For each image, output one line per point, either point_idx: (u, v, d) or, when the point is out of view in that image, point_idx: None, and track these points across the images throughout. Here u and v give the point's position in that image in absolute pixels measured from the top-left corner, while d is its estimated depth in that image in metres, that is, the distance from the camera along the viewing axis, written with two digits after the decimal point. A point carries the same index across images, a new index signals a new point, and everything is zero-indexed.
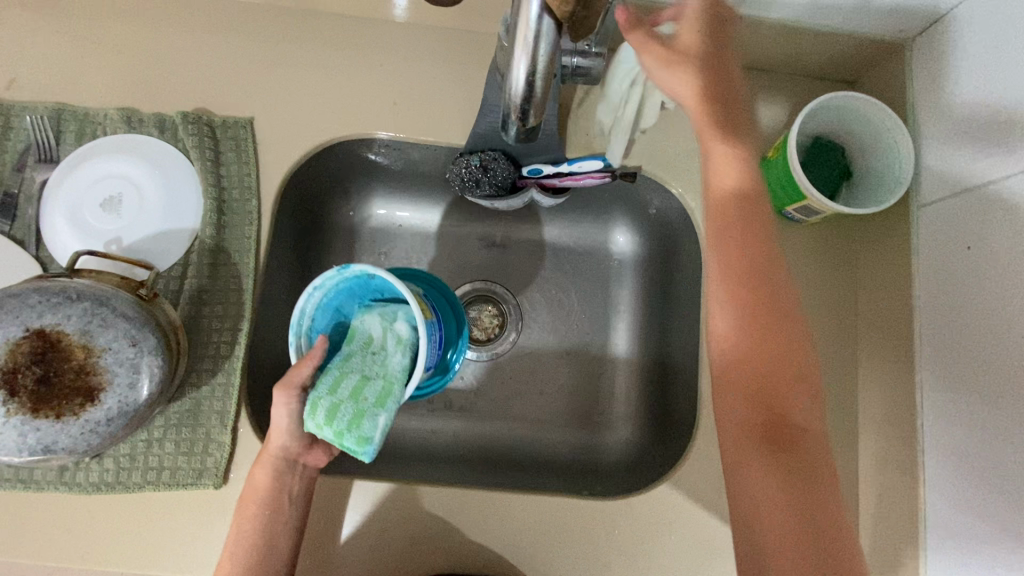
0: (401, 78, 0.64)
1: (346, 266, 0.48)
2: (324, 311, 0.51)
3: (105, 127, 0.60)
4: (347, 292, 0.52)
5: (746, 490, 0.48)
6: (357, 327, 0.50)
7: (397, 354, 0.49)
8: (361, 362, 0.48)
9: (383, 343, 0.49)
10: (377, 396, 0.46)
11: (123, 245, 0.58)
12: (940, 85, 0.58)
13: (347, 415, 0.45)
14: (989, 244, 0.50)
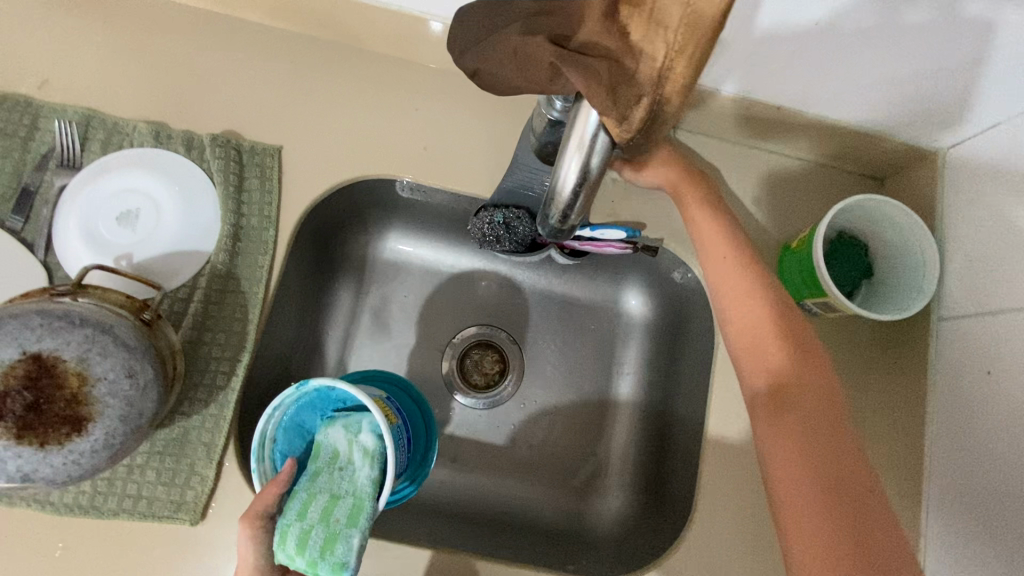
0: (434, 124, 0.64)
1: (304, 382, 0.49)
2: (286, 428, 0.51)
3: (132, 139, 0.60)
4: (308, 406, 0.51)
5: (799, 516, 0.45)
6: (321, 442, 0.49)
7: (365, 468, 0.48)
8: (328, 481, 0.47)
9: (349, 456, 0.48)
10: (348, 516, 0.45)
11: (132, 261, 0.57)
12: (969, 198, 0.58)
13: (318, 541, 0.43)
14: (1009, 371, 0.49)
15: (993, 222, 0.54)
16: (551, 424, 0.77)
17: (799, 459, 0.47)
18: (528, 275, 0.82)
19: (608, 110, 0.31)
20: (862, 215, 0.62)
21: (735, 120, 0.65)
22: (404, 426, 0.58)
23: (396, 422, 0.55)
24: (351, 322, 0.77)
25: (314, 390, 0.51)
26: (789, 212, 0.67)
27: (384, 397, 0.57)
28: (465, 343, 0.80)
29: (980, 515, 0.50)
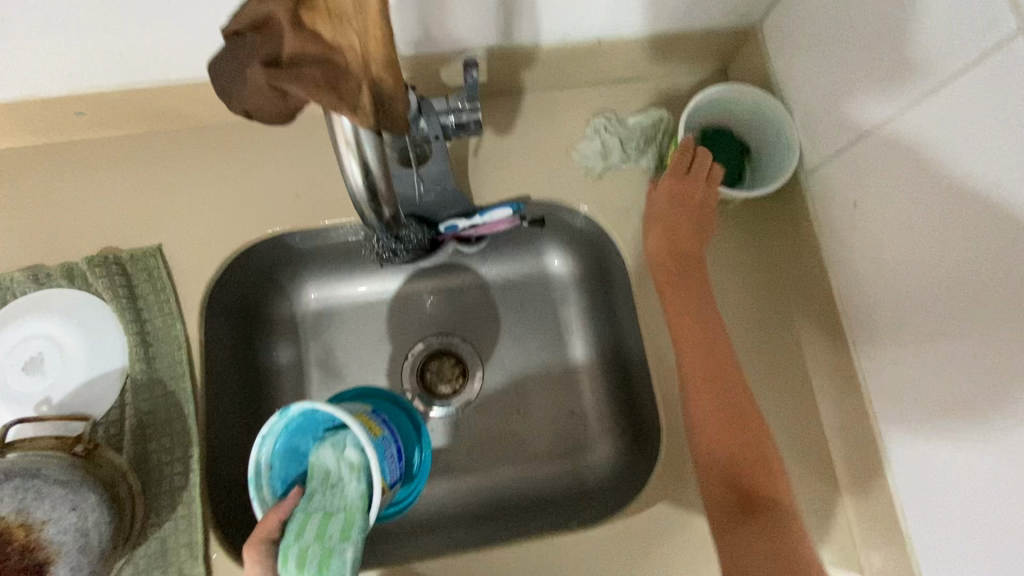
0: (298, 170, 0.66)
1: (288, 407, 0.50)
2: (281, 455, 0.53)
3: (13, 290, 0.60)
4: (298, 430, 0.53)
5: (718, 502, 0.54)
6: (313, 463, 0.51)
7: (353, 482, 0.50)
8: (321, 500, 0.49)
9: (339, 473, 0.50)
10: (342, 530, 0.47)
11: (54, 403, 0.57)
12: (794, 58, 0.61)
13: (316, 557, 0.44)
14: (869, 200, 0.53)
15: (819, 71, 0.57)
16: (524, 402, 0.80)
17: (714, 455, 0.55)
18: (453, 274, 0.83)
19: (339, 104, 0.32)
20: (714, 108, 0.66)
21: (573, 66, 0.67)
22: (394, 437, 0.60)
23: (381, 435, 0.57)
24: (302, 382, 0.78)
25: (300, 416, 0.53)
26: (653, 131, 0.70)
27: (368, 412, 0.59)
28: (419, 358, 0.82)
29: (888, 337, 0.52)
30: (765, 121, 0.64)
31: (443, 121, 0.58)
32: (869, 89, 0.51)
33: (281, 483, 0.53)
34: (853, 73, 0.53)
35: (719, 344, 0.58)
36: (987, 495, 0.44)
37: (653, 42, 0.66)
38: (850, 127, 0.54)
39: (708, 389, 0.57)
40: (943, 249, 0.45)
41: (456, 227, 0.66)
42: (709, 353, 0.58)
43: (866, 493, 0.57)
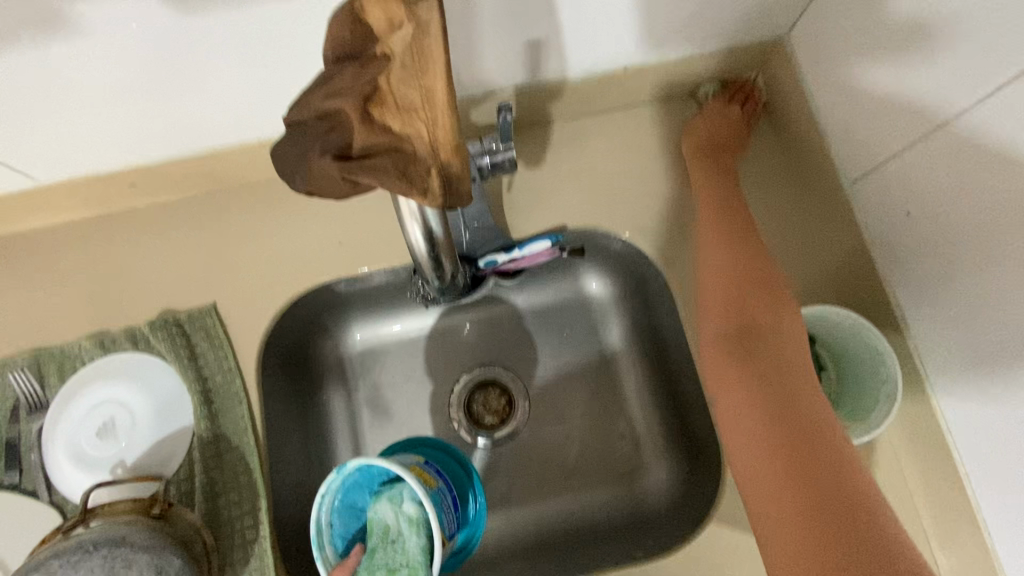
0: (340, 219, 0.68)
1: (342, 467, 0.51)
2: (340, 512, 0.54)
3: (82, 358, 0.63)
4: (355, 485, 0.55)
5: (744, 454, 0.52)
6: (372, 519, 0.52)
7: (413, 537, 0.51)
8: (384, 556, 0.50)
9: (398, 528, 0.51)
10: None
11: (127, 465, 0.59)
12: (825, 67, 0.60)
13: None
14: (925, 207, 0.51)
15: (854, 79, 0.56)
16: (573, 428, 0.79)
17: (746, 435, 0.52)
18: (495, 305, 0.84)
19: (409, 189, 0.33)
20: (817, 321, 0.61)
21: (599, 94, 0.68)
22: (447, 490, 0.61)
23: (433, 487, 0.58)
24: (355, 422, 0.79)
25: (355, 471, 0.54)
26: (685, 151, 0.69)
27: (420, 464, 0.60)
28: (466, 390, 0.82)
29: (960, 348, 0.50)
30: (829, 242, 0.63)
31: (478, 162, 0.59)
32: (909, 98, 0.50)
33: (342, 541, 0.53)
34: (893, 80, 0.51)
35: (773, 332, 0.57)
36: None
37: (681, 62, 0.66)
38: (896, 134, 0.53)
39: (752, 372, 0.55)
40: (1016, 259, 0.43)
41: (495, 262, 0.66)
42: (744, 371, 0.56)
43: (950, 510, 0.55)
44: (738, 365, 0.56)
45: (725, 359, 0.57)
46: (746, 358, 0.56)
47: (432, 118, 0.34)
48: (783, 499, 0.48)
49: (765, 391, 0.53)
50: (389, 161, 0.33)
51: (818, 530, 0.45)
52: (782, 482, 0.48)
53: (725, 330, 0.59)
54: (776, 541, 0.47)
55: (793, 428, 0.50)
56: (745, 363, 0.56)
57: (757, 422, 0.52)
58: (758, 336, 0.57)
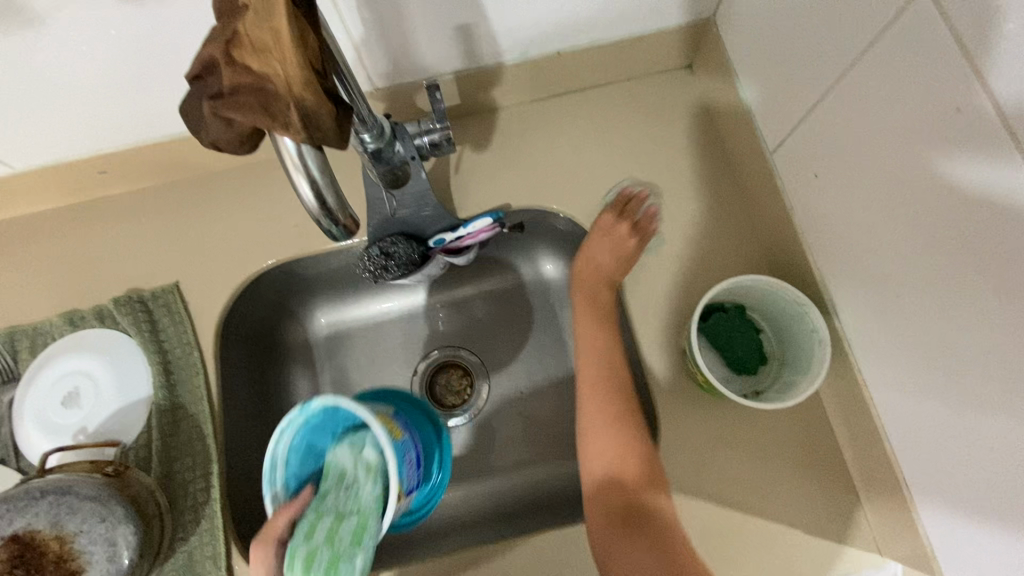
0: (293, 203, 0.71)
1: (308, 403, 0.52)
2: (299, 451, 0.55)
3: (52, 334, 0.67)
4: (318, 429, 0.56)
5: (608, 544, 0.53)
6: (330, 463, 0.54)
7: (369, 484, 0.53)
8: (335, 500, 0.51)
9: (355, 473, 0.53)
10: (352, 533, 0.49)
11: (89, 432, 0.63)
12: (745, 45, 0.63)
13: (324, 562, 0.46)
14: (829, 168, 0.53)
15: (768, 52, 0.59)
16: (529, 407, 0.82)
17: (603, 451, 0.57)
18: (455, 288, 0.87)
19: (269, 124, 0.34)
20: (745, 291, 0.61)
21: (539, 80, 0.72)
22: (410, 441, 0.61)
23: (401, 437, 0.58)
24: None
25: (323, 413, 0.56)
26: (623, 133, 0.73)
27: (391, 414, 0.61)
28: (428, 372, 0.85)
29: (867, 303, 0.52)
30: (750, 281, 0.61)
31: (417, 142, 0.63)
32: (808, 64, 0.53)
33: (295, 481, 0.55)
34: (795, 49, 0.54)
35: (619, 391, 0.60)
36: (986, 454, 0.42)
37: (614, 47, 0.70)
38: (802, 100, 0.55)
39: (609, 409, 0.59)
40: (900, 205, 0.45)
41: (443, 240, 0.69)
42: (620, 423, 0.58)
43: (874, 467, 0.56)
44: (611, 398, 0.59)
45: (593, 375, 0.61)
46: (615, 421, 0.58)
47: (281, 56, 0.34)
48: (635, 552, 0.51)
49: (629, 465, 0.55)
50: (251, 99, 0.35)
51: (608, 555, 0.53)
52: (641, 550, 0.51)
53: (597, 375, 0.61)
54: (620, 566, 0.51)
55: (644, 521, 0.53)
56: (601, 405, 0.59)
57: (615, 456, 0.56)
58: (619, 391, 0.60)
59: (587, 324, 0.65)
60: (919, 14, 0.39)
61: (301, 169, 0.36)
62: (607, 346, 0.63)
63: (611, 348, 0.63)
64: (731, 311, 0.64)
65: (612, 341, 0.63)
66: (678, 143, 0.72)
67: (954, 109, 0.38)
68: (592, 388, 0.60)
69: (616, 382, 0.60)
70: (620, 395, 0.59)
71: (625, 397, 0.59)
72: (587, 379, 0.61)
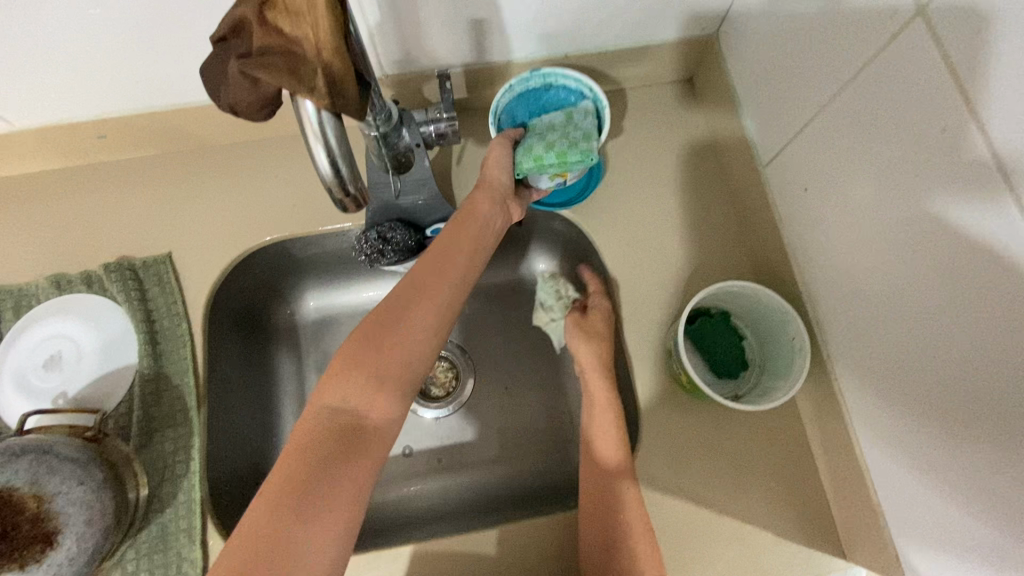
0: (294, 182, 0.72)
1: (536, 69, 0.67)
2: (517, 97, 0.69)
3: (37, 296, 0.66)
4: (524, 100, 0.70)
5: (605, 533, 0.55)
6: (540, 122, 0.67)
7: (587, 118, 0.65)
8: (559, 131, 0.64)
9: (573, 116, 0.66)
10: (579, 150, 0.63)
11: (69, 397, 0.62)
12: (746, 61, 0.66)
13: (558, 151, 0.63)
14: (818, 183, 0.56)
15: (768, 69, 0.62)
16: (512, 402, 0.82)
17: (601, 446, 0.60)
18: None
19: (295, 87, 0.35)
20: (732, 296, 0.63)
21: None
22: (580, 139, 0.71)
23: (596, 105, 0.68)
24: (302, 386, 0.82)
25: (528, 89, 0.69)
26: (623, 139, 0.75)
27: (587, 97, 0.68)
28: None
29: (847, 312, 0.54)
30: (741, 293, 0.62)
31: (423, 130, 0.65)
32: (805, 82, 0.56)
33: (507, 119, 0.70)
34: (793, 68, 0.57)
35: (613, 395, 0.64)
36: (951, 460, 0.44)
37: (620, 54, 0.72)
38: (796, 117, 0.58)
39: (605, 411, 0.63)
40: (885, 218, 0.48)
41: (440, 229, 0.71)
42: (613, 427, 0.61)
43: (846, 473, 0.58)
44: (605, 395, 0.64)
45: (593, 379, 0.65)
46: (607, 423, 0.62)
47: (314, 23, 0.36)
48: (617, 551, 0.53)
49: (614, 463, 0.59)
50: (280, 61, 0.36)
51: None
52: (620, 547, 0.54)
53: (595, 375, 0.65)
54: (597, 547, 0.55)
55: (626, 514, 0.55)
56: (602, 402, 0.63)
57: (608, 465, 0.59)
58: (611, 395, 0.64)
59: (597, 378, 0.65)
60: (912, 39, 0.42)
61: (320, 138, 0.37)
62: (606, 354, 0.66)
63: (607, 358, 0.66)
64: (718, 317, 0.66)
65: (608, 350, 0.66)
66: (676, 152, 0.74)
67: (941, 128, 0.41)
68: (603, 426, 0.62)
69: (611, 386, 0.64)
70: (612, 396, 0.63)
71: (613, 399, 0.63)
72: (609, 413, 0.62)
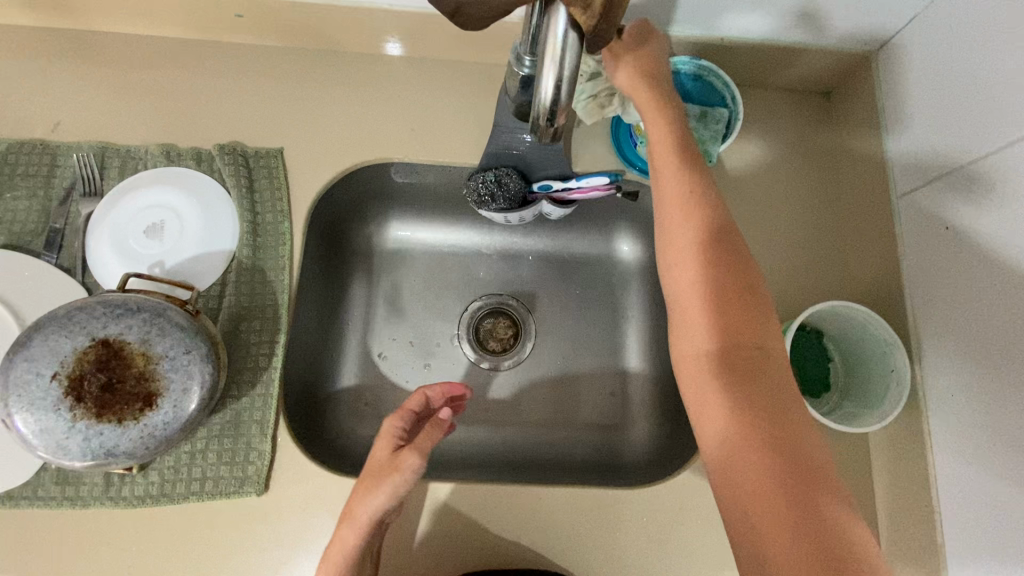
0: (415, 106, 0.70)
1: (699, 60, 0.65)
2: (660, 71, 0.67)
3: (145, 162, 0.66)
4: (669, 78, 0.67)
5: (745, 476, 0.43)
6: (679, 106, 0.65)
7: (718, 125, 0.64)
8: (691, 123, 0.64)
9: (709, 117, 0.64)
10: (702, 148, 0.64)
11: (165, 268, 0.62)
12: (907, 85, 0.64)
13: None
14: (962, 224, 0.55)
15: (934, 99, 0.60)
16: (569, 373, 0.82)
17: (701, 358, 0.49)
18: (524, 239, 0.86)
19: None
20: (835, 317, 0.63)
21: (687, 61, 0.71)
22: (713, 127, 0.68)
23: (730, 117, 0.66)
24: (368, 311, 0.81)
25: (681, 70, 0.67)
26: (750, 138, 0.73)
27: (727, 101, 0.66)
28: (477, 314, 0.84)
29: (965, 358, 0.54)
30: (854, 319, 0.61)
31: None
32: (980, 120, 0.54)
33: None
34: (968, 103, 0.56)
35: (729, 293, 0.50)
36: None
37: (771, 50, 0.70)
38: (958, 153, 0.56)
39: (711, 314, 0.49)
40: None
41: (550, 187, 0.69)
42: (722, 326, 0.49)
43: (913, 511, 0.58)
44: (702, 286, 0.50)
45: (693, 288, 0.51)
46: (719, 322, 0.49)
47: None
48: (767, 503, 0.41)
49: (736, 373, 0.47)
50: None
51: (729, 487, 0.44)
52: (778, 505, 0.41)
53: (695, 271, 0.51)
54: (743, 495, 0.42)
55: (775, 444, 0.43)
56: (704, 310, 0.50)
57: (726, 386, 0.46)
58: (723, 293, 0.50)
59: (684, 224, 0.52)
60: None
61: (560, 60, 0.39)
62: (709, 246, 0.51)
63: (712, 249, 0.51)
64: (812, 334, 0.66)
65: (710, 245, 0.51)
66: (798, 163, 0.73)
67: None
68: (684, 293, 0.51)
69: (717, 280, 0.50)
70: (725, 290, 0.50)
71: (730, 294, 0.49)
72: (691, 262, 0.51)
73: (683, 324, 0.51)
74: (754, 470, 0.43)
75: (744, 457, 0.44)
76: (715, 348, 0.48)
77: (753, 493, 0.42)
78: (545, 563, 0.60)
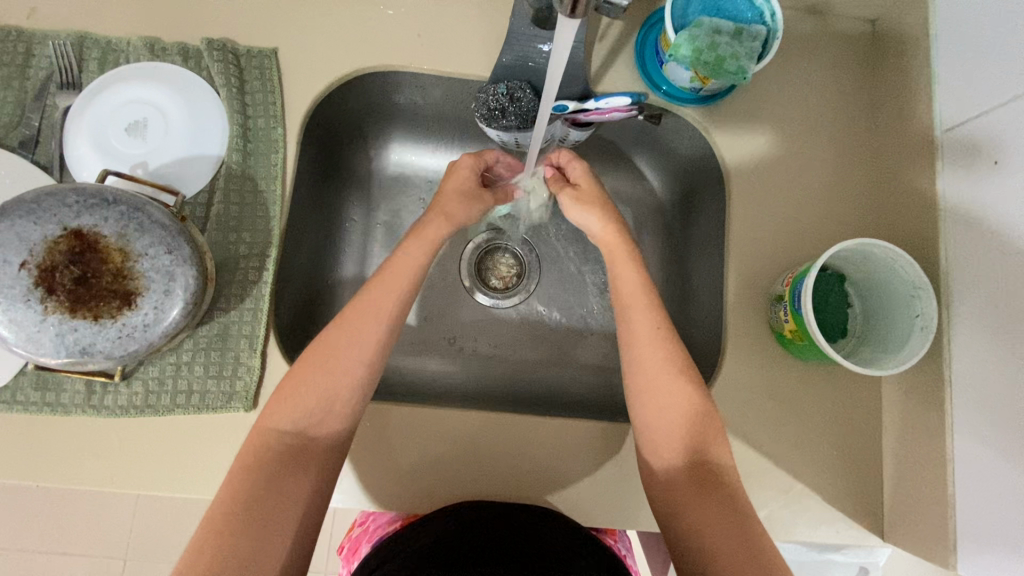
0: (422, 10, 0.64)
1: None
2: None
3: (128, 55, 0.60)
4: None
5: (682, 502, 0.51)
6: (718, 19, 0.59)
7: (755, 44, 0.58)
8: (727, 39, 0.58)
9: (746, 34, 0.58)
10: (735, 66, 0.57)
11: (148, 169, 0.58)
12: (962, 7, 0.57)
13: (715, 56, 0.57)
14: (1021, 155, 0.50)
15: (991, 22, 0.53)
16: (573, 313, 0.79)
17: (646, 402, 0.54)
18: None
19: None
20: (861, 257, 0.59)
21: None
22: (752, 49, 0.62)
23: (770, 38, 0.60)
24: (366, 238, 0.76)
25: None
26: (784, 67, 0.68)
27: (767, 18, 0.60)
28: (480, 248, 0.81)
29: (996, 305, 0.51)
30: (882, 260, 0.57)
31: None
32: None
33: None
34: None
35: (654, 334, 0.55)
36: None
37: None
38: (1015, 82, 0.51)
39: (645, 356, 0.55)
40: None
41: (566, 108, 0.63)
42: (654, 363, 0.54)
43: (920, 460, 0.56)
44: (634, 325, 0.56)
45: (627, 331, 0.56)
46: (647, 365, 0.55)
47: None
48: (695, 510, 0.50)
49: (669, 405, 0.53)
50: None
51: (677, 507, 0.51)
52: (701, 511, 0.50)
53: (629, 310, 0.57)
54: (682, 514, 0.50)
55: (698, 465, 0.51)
56: (643, 351, 0.55)
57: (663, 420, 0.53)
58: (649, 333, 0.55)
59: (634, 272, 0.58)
60: None
61: None
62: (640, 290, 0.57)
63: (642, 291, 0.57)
64: (832, 278, 0.63)
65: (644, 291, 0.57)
66: (834, 96, 0.68)
67: None
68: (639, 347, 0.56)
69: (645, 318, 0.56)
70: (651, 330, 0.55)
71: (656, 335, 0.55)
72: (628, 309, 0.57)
73: (643, 366, 0.55)
74: (683, 490, 0.51)
75: (677, 485, 0.51)
76: (649, 387, 0.54)
77: (687, 507, 0.50)
78: (535, 495, 0.59)
